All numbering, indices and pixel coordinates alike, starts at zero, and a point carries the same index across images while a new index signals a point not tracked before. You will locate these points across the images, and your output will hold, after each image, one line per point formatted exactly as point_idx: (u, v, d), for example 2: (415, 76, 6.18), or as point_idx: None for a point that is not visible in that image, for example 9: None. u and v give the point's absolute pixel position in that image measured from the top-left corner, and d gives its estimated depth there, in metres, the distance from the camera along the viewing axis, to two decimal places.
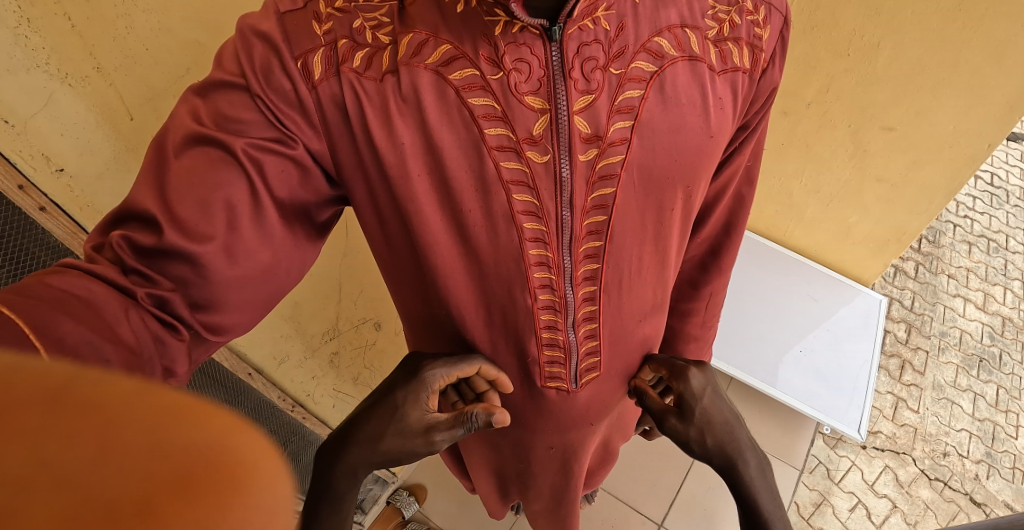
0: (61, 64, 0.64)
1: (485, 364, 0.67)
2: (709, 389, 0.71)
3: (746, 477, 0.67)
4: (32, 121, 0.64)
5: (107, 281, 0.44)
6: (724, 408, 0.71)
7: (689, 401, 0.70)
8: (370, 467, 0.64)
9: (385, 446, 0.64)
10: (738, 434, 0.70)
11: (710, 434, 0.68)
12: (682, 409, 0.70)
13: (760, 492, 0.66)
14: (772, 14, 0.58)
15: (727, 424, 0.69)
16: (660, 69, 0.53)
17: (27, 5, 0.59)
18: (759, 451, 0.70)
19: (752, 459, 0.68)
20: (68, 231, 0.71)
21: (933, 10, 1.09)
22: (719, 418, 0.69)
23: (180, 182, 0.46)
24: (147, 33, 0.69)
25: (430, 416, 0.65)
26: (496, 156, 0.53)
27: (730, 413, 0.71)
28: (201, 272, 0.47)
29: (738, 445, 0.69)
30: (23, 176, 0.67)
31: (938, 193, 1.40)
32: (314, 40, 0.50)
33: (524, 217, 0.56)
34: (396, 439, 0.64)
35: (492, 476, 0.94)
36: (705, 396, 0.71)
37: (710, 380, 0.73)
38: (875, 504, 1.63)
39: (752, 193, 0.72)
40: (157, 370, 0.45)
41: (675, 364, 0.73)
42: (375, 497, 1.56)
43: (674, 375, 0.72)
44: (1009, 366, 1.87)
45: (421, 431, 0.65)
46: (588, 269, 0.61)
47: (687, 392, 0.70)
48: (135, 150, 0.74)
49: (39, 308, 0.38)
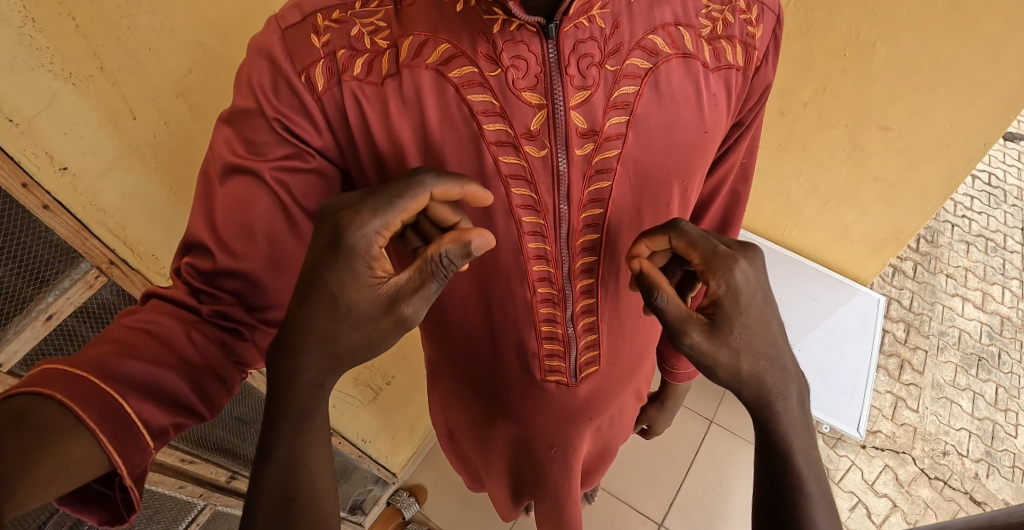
0: (64, 63, 0.60)
1: (435, 186, 0.49)
2: (754, 291, 0.55)
3: (778, 414, 0.54)
4: (36, 120, 0.60)
5: (179, 304, 0.52)
6: (768, 315, 0.55)
7: (726, 310, 0.54)
8: (335, 373, 0.51)
9: (343, 349, 0.50)
10: (779, 350, 0.55)
11: (746, 357, 0.54)
12: (715, 318, 0.54)
13: (793, 434, 0.54)
14: (765, 13, 0.58)
15: (768, 339, 0.55)
16: (655, 66, 0.54)
17: (32, 5, 0.55)
18: (800, 374, 0.56)
19: (795, 392, 0.55)
20: (71, 229, 0.67)
21: (929, 10, 1.10)
22: (760, 335, 0.54)
23: (224, 208, 0.51)
24: (150, 31, 0.65)
25: (385, 286, 0.49)
26: (495, 151, 0.54)
27: (773, 321, 0.56)
28: (252, 283, 0.54)
29: (775, 369, 0.55)
30: (27, 175, 0.61)
31: (936, 192, 1.41)
32: (315, 53, 0.50)
33: (522, 211, 0.57)
34: (352, 333, 0.49)
35: (492, 472, 0.95)
36: (747, 302, 0.54)
37: (756, 274, 0.55)
38: (876, 503, 1.63)
39: (748, 190, 0.73)
40: (231, 370, 0.54)
41: (714, 255, 0.55)
42: (374, 498, 1.57)
43: (711, 270, 0.55)
44: (1008, 365, 1.87)
45: (384, 308, 0.49)
46: (586, 261, 0.62)
47: (726, 299, 0.54)
48: (139, 150, 0.71)
49: (112, 357, 0.47)
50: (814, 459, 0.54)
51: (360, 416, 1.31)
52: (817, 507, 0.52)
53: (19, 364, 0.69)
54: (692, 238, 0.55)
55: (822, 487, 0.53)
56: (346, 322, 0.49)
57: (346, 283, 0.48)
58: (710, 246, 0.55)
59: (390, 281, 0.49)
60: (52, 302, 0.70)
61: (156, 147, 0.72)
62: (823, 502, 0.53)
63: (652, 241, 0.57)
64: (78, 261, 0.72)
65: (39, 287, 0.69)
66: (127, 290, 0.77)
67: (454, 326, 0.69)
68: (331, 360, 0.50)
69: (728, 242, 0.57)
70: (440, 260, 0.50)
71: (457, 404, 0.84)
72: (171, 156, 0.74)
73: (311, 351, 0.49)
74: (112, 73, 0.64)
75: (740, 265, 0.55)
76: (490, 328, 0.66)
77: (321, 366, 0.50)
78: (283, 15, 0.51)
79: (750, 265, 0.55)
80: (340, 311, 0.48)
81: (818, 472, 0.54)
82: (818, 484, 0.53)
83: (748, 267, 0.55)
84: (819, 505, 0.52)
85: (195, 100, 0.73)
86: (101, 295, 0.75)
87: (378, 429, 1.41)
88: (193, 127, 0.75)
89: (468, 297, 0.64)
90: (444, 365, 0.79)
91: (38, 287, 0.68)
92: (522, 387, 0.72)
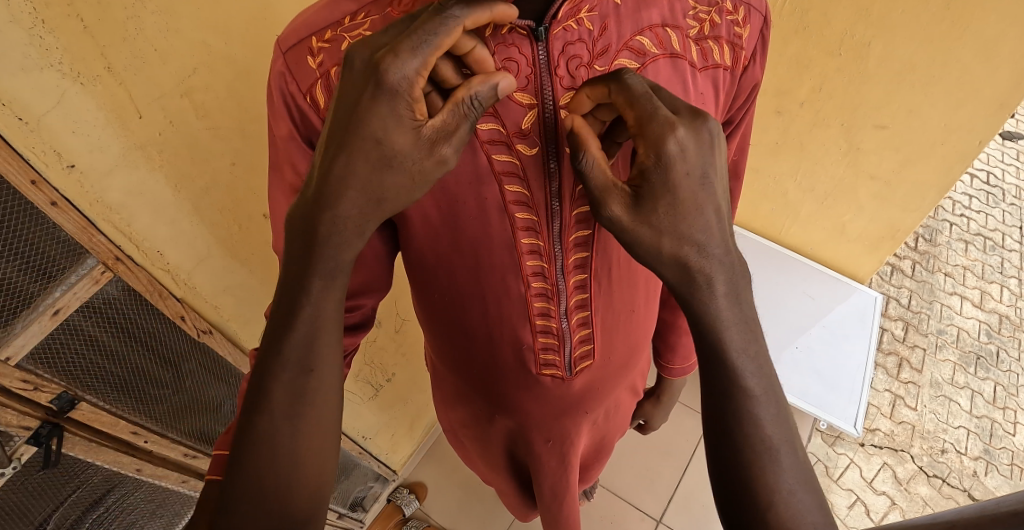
0: (73, 63, 0.62)
1: (473, 19, 0.42)
2: (691, 168, 0.46)
3: (709, 309, 0.49)
4: (45, 118, 0.62)
5: None
6: (705, 199, 0.47)
7: (652, 186, 0.46)
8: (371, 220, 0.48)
9: (388, 198, 0.47)
10: (711, 240, 0.48)
11: (668, 243, 0.47)
12: (638, 195, 0.46)
13: (730, 330, 0.50)
14: (751, 14, 0.57)
15: (699, 225, 0.47)
16: (642, 66, 0.55)
17: (41, 6, 0.57)
18: (737, 267, 0.50)
19: (722, 285, 0.49)
20: (78, 226, 0.69)
21: (923, 10, 1.11)
22: (689, 220, 0.47)
23: None
24: (156, 33, 0.67)
25: (426, 130, 0.45)
26: (488, 149, 0.55)
27: (709, 206, 0.48)
28: None
29: (704, 256, 0.48)
30: (35, 171, 0.63)
31: (931, 190, 1.42)
32: (312, 75, 0.53)
33: (515, 207, 0.58)
34: (397, 176, 0.46)
35: (494, 468, 0.97)
36: (678, 178, 0.46)
37: (700, 146, 0.46)
38: (874, 501, 1.64)
39: (739, 186, 0.73)
40: None
41: (650, 118, 0.45)
42: (374, 496, 1.59)
43: (642, 136, 0.45)
44: (1006, 363, 1.88)
45: (427, 151, 0.46)
46: (578, 257, 0.63)
47: (653, 176, 0.45)
48: (144, 148, 0.72)
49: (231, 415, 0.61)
50: (758, 352, 0.50)
51: (360, 413, 1.33)
52: (755, 411, 0.49)
53: (26, 356, 0.72)
54: (635, 95, 0.45)
55: (766, 380, 0.50)
56: (391, 165, 0.45)
57: (382, 125, 0.44)
58: (650, 106, 0.45)
59: (429, 123, 0.45)
60: (59, 297, 0.72)
61: (161, 145, 0.73)
62: (766, 397, 0.50)
63: (592, 91, 0.47)
64: (84, 257, 0.73)
65: (45, 283, 0.70)
66: (130, 284, 0.79)
67: (451, 321, 0.70)
68: (376, 205, 0.47)
69: (681, 104, 0.47)
70: (475, 103, 0.45)
71: (457, 401, 0.86)
72: (176, 154, 0.75)
73: (352, 196, 0.46)
74: (119, 72, 0.65)
75: (678, 134, 0.45)
76: (486, 323, 0.68)
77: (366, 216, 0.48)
78: (284, 38, 0.53)
79: (692, 136, 0.45)
80: (384, 157, 0.45)
81: (762, 364, 0.50)
82: (762, 379, 0.50)
83: (690, 137, 0.45)
84: (763, 400, 0.50)
85: (199, 99, 0.74)
86: (106, 291, 0.77)
87: (379, 426, 1.42)
88: (198, 127, 0.76)
89: (465, 291, 0.65)
90: (443, 361, 0.80)
91: (45, 283, 0.70)
92: (518, 381, 0.73)
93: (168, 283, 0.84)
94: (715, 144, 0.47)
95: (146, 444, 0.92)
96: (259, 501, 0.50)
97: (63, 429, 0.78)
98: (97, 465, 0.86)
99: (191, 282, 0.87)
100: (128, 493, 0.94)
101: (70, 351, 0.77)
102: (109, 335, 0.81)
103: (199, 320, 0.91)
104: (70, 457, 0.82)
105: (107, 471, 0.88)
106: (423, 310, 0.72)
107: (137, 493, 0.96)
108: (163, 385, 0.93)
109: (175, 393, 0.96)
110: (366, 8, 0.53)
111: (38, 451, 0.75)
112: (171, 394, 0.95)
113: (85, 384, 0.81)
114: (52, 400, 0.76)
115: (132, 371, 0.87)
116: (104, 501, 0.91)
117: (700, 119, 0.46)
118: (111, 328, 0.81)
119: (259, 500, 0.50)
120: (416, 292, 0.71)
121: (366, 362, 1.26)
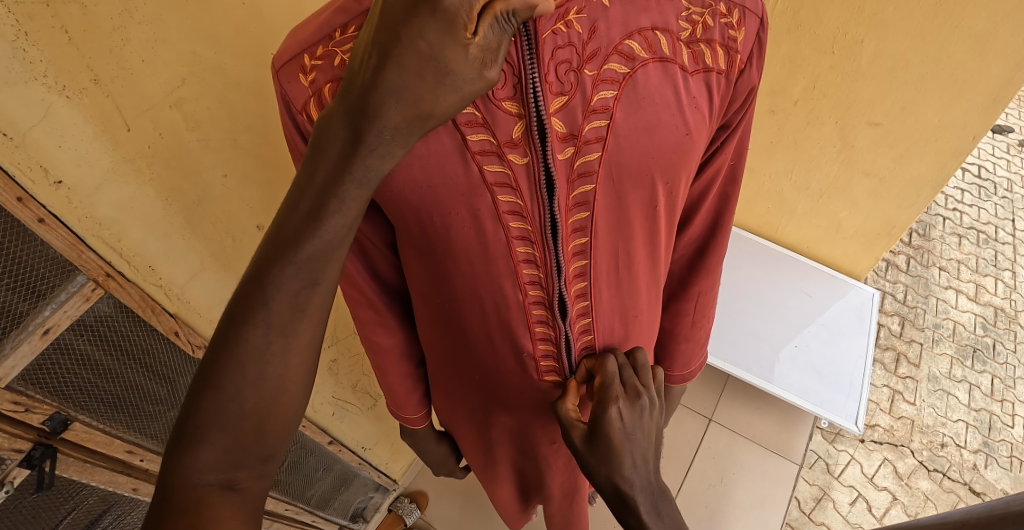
0: (58, 76, 0.60)
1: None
2: (623, 427, 0.62)
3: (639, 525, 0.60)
4: (31, 133, 0.60)
5: (386, 342, 0.78)
6: (634, 448, 0.62)
7: (597, 433, 0.62)
8: (378, 178, 0.46)
9: (436, 115, 0.44)
10: (641, 472, 0.61)
11: (602, 472, 0.62)
12: (588, 436, 0.63)
13: None
14: (747, 16, 0.54)
15: (628, 464, 0.61)
16: (632, 71, 0.51)
17: (24, 18, 0.55)
18: (657, 493, 0.61)
19: (644, 503, 0.60)
20: (68, 243, 0.68)
21: (914, 7, 1.12)
22: (620, 460, 0.61)
23: (350, 282, 0.69)
24: (143, 43, 0.65)
25: (490, 36, 0.42)
26: (479, 160, 0.53)
27: (638, 453, 0.62)
28: (379, 293, 0.72)
29: (631, 483, 0.61)
30: (22, 189, 0.62)
31: (926, 185, 1.41)
32: (305, 92, 0.52)
33: (509, 217, 0.56)
34: (450, 97, 0.43)
35: (515, 484, 0.96)
36: (614, 433, 0.61)
37: (632, 416, 0.62)
38: (876, 497, 1.65)
39: (738, 192, 0.68)
40: (411, 333, 0.81)
41: (606, 387, 0.63)
42: (375, 505, 1.58)
43: (599, 395, 0.63)
44: (1002, 356, 1.88)
45: (462, 74, 0.42)
46: (579, 265, 0.60)
47: (596, 427, 0.62)
48: (133, 161, 0.70)
49: (398, 393, 0.85)
50: None
51: (358, 423, 1.30)
52: None
53: (15, 378, 0.70)
54: (604, 370, 0.65)
55: None
56: (444, 83, 0.42)
57: (434, 40, 0.40)
58: (610, 379, 0.63)
59: (479, 41, 0.42)
60: (49, 316, 0.70)
61: (150, 158, 0.71)
62: None
63: (587, 362, 0.68)
64: (75, 274, 0.71)
65: (35, 301, 0.69)
66: (123, 301, 0.77)
67: (455, 327, 0.69)
68: None
69: (631, 380, 0.64)
70: (512, 17, 0.42)
71: (467, 414, 0.84)
72: (166, 167, 0.73)
73: (398, 113, 0.42)
74: (106, 84, 0.64)
75: (619, 407, 0.62)
76: (488, 332, 0.67)
77: (411, 136, 0.44)
78: (279, 55, 0.53)
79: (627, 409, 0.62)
80: (438, 73, 0.41)
81: None
82: None
83: (625, 409, 0.62)
84: None
85: (189, 109, 0.72)
86: (98, 308, 0.75)
87: (378, 435, 1.40)
88: (188, 138, 0.74)
89: (467, 301, 0.65)
90: (448, 375, 0.79)
91: (35, 301, 0.68)
92: (520, 388, 0.72)
93: (162, 298, 0.83)
94: (648, 413, 0.64)
95: (141, 462, 0.91)
96: (233, 439, 0.49)
97: (56, 450, 0.76)
98: (92, 487, 0.84)
99: (185, 296, 0.85)
100: (125, 513, 0.92)
101: (62, 370, 0.75)
102: (101, 352, 0.79)
103: (193, 335, 0.88)
104: (65, 478, 0.79)
105: (103, 491, 0.86)
106: (423, 314, 0.71)
107: (135, 513, 0.94)
108: (158, 401, 0.91)
109: (170, 409, 0.94)
110: (356, 19, 0.50)
111: (31, 473, 0.73)
112: (168, 410, 0.94)
113: (78, 404, 0.79)
114: (44, 421, 0.74)
115: (127, 388, 0.85)
116: (101, 520, 0.89)
117: (637, 395, 0.63)
118: (102, 344, 0.79)
119: (232, 439, 0.49)
120: (421, 308, 0.70)
121: (365, 371, 1.24)
